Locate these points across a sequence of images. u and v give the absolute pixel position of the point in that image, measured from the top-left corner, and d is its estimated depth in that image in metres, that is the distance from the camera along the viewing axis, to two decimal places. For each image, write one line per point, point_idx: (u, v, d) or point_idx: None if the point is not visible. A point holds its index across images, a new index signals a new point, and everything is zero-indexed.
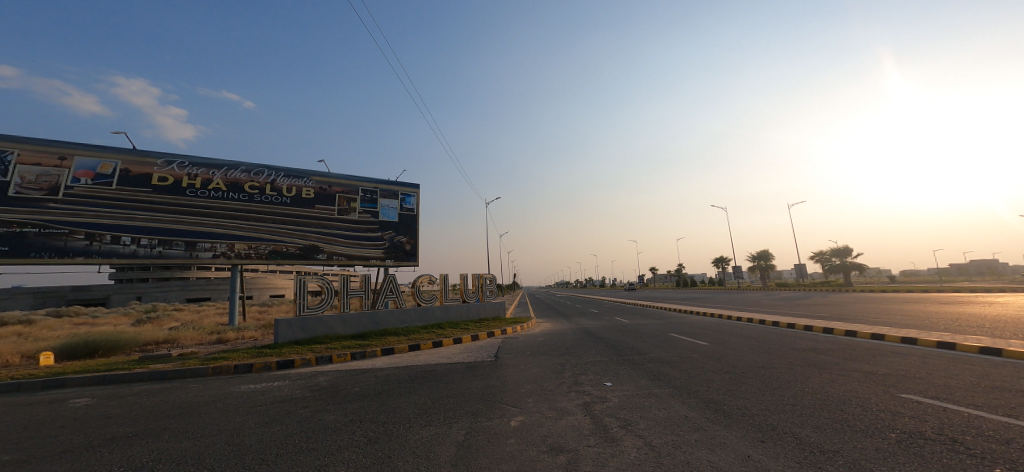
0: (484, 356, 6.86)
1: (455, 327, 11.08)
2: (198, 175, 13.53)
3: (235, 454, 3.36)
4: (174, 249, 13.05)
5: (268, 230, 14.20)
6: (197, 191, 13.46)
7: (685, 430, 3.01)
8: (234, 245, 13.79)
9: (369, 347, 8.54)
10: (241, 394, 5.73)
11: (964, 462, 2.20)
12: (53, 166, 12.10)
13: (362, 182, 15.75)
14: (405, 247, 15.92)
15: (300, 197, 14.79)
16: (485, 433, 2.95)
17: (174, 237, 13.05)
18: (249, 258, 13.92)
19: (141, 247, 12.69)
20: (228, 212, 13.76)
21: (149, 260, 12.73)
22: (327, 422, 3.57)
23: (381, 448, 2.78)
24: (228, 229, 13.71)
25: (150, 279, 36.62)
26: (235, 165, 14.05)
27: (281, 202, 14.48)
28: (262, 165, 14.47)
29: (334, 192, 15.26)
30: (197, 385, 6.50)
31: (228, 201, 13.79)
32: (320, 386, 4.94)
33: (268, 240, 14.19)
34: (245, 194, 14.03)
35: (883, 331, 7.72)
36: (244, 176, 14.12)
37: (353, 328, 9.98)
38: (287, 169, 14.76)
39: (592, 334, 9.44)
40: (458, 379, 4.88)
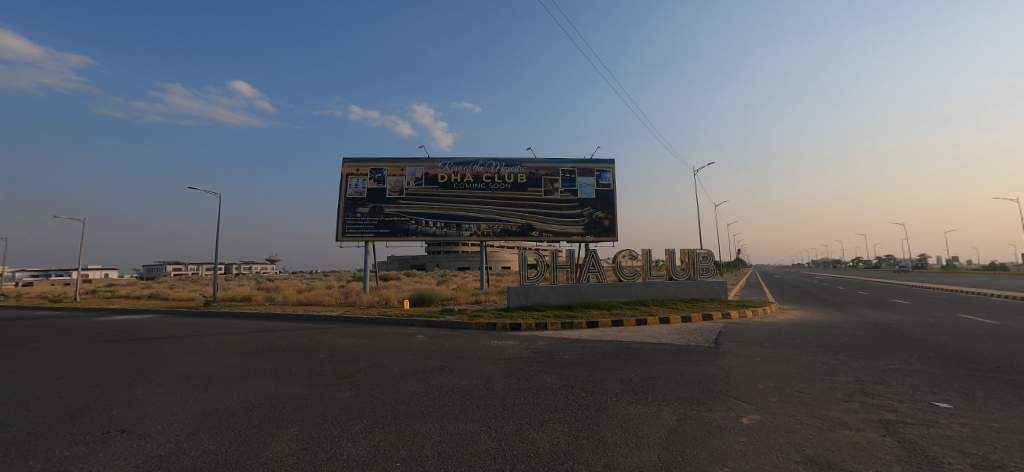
0: (697, 340, 6.31)
1: (665, 306, 10.55)
2: (456, 172, 16.99)
3: (483, 397, 4.15)
4: (451, 229, 16.75)
5: (498, 212, 16.64)
6: (460, 184, 16.94)
7: None
8: (479, 225, 16.71)
9: (576, 318, 9.10)
10: (488, 348, 7.04)
11: None
12: (399, 175, 17.24)
13: (561, 163, 16.58)
14: (603, 223, 16.11)
15: (514, 182, 16.71)
16: (706, 425, 2.72)
17: (452, 220, 16.78)
18: (488, 236, 16.62)
19: (440, 229, 16.77)
20: (473, 199, 16.79)
21: (439, 238, 16.67)
22: (546, 382, 4.01)
23: (592, 415, 2.94)
24: (473, 213, 16.74)
25: (439, 252, 49.21)
26: (476, 160, 17.01)
27: (503, 188, 16.71)
28: (491, 158, 17.01)
29: (540, 176, 16.56)
30: (468, 337, 8.34)
31: (472, 191, 16.86)
32: (538, 350, 5.59)
33: (497, 221, 16.62)
34: (483, 184, 16.84)
35: None
36: (481, 169, 16.93)
37: (562, 299, 10.78)
38: (507, 159, 16.89)
39: (855, 332, 7.43)
40: (670, 361, 4.68)
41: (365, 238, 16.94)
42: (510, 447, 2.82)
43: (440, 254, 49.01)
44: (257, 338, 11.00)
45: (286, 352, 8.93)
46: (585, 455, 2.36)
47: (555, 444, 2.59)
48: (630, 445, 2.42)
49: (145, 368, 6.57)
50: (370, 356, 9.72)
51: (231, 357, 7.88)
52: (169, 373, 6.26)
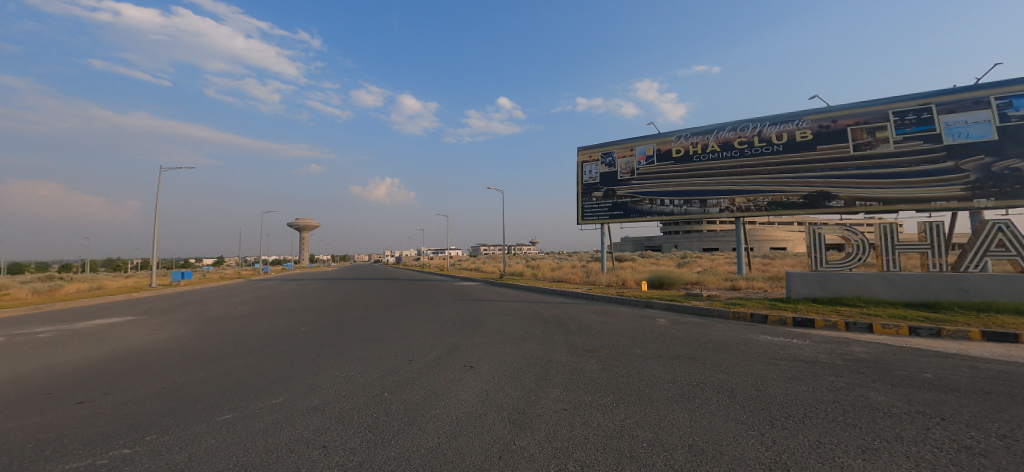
0: None
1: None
2: (698, 143, 17.03)
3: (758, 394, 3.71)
4: (694, 207, 16.95)
5: (765, 182, 15.48)
6: (701, 155, 16.87)
7: None
8: (735, 199, 16.05)
9: (921, 321, 6.95)
10: (761, 342, 6.26)
11: None
12: (630, 155, 19.26)
13: (888, 106, 13.27)
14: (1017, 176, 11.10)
15: (802, 140, 14.76)
16: None
17: (692, 197, 16.71)
18: (749, 210, 15.72)
19: (676, 207, 17.50)
20: (724, 169, 16.22)
21: (679, 216, 17.28)
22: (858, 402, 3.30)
23: (855, 434, 2.65)
24: (728, 185, 16.14)
25: (684, 232, 46.65)
26: (724, 126, 16.35)
27: (772, 151, 15.23)
28: (748, 121, 15.86)
29: (842, 127, 14.04)
30: (727, 329, 7.73)
31: (722, 160, 16.31)
32: (845, 359, 4.58)
33: (766, 192, 15.45)
34: (737, 150, 15.99)
35: None
36: (733, 134, 16.17)
37: (903, 294, 8.44)
38: (774, 117, 15.36)
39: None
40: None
41: (602, 220, 19.38)
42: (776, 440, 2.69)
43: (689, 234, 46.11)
44: (523, 317, 14.06)
45: (545, 332, 11.09)
46: None
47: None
48: None
49: (466, 338, 10.20)
50: (614, 335, 10.61)
51: (509, 334, 10.90)
52: (477, 344, 9.47)
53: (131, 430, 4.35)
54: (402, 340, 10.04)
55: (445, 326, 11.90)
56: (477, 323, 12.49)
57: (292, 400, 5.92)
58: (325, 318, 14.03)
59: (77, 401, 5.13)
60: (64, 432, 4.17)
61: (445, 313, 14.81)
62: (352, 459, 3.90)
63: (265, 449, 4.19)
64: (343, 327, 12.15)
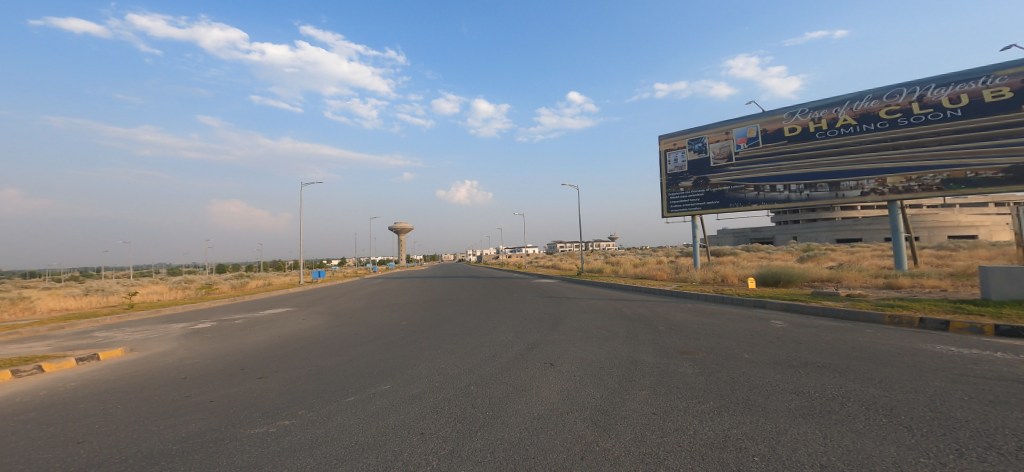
0: None
1: None
2: (825, 117, 15.57)
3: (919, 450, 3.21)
4: (819, 191, 15.59)
5: (935, 154, 13.49)
6: (828, 132, 15.51)
7: None
8: (894, 178, 14.28)
9: None
10: (936, 357, 4.95)
11: None
12: (724, 139, 19.22)
13: None
14: None
15: (994, 101, 12.60)
16: None
17: (818, 181, 15.56)
18: (915, 191, 13.86)
19: (793, 192, 16.38)
20: (873, 144, 14.64)
21: (803, 202, 16.16)
22: None
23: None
24: (882, 162, 14.47)
25: (804, 220, 42.59)
26: (860, 96, 14.85)
27: (943, 117, 13.27)
28: (899, 85, 14.12)
29: None
30: (876, 332, 6.26)
31: (864, 134, 14.69)
32: None
33: (934, 169, 13.56)
34: (885, 121, 14.22)
35: None
36: (880, 104, 14.44)
37: None
38: (937, 79, 13.47)
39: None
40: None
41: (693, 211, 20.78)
42: None
43: (806, 223, 41.69)
44: (608, 316, 13.64)
45: (629, 332, 10.79)
46: None
47: None
48: None
49: (546, 337, 10.12)
50: (709, 337, 10.08)
51: (593, 334, 10.60)
52: (559, 344, 9.35)
53: (287, 418, 4.54)
54: (483, 337, 10.04)
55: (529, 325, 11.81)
56: (561, 323, 12.23)
57: (397, 382, 6.31)
58: (427, 311, 14.66)
59: (258, 396, 5.64)
60: (255, 420, 4.57)
61: (529, 311, 14.53)
62: (446, 448, 3.70)
63: (387, 428, 4.25)
64: (436, 320, 12.67)
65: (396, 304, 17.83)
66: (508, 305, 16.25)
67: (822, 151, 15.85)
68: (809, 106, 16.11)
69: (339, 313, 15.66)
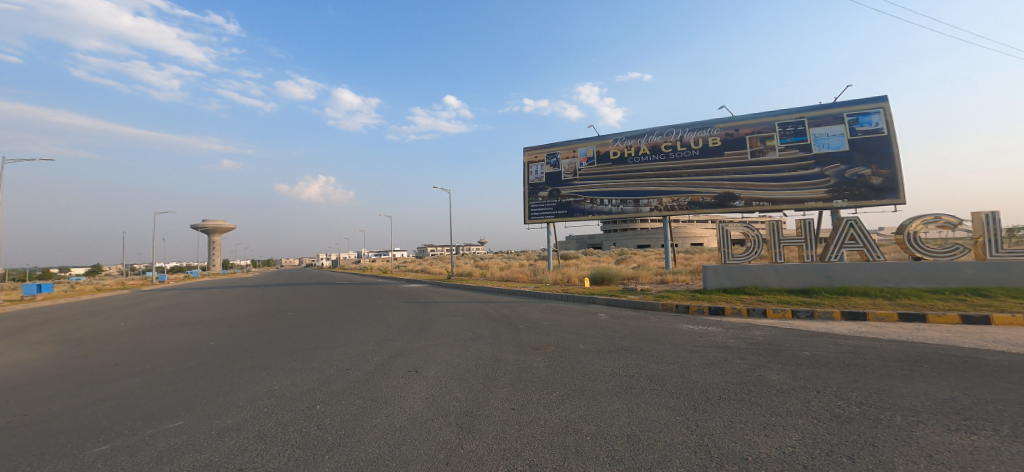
0: (1014, 348, 4.54)
1: (968, 295, 7.45)
2: (631, 145, 16.77)
3: (687, 386, 3.77)
4: (629, 206, 16.65)
5: (686, 183, 15.60)
6: (635, 158, 16.62)
7: (946, 409, 2.70)
8: (662, 200, 16.01)
9: (810, 306, 7.46)
10: (685, 332, 6.53)
11: None
12: (573, 156, 18.09)
13: (779, 116, 14.11)
14: (868, 182, 12.70)
15: (708, 148, 15.20)
16: (813, 413, 2.70)
17: (628, 197, 16.67)
18: (674, 210, 15.79)
19: (612, 206, 17.01)
20: (654, 172, 16.21)
21: (617, 216, 16.80)
22: (771, 380, 3.45)
23: (840, 430, 2.41)
24: (659, 186, 16.07)
25: (617, 231, 50.93)
26: (652, 130, 16.35)
27: (690, 155, 15.50)
28: (672, 125, 16.00)
29: (742, 135, 14.61)
30: (655, 317, 7.92)
31: (653, 162, 16.27)
32: (756, 341, 4.80)
33: (684, 193, 15.67)
34: (662, 154, 16.09)
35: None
36: (660, 139, 16.19)
37: (790, 282, 8.98)
38: (692, 123, 15.54)
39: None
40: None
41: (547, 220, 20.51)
42: (719, 445, 2.49)
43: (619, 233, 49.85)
44: (473, 318, 12.42)
45: (492, 334, 9.15)
46: None
47: (797, 457, 2.20)
48: (892, 452, 2.14)
49: (403, 342, 7.72)
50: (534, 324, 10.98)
51: (457, 337, 8.61)
52: (413, 350, 7.15)
53: None
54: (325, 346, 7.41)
55: (388, 332, 9.12)
56: (426, 328, 9.97)
57: (151, 392, 4.19)
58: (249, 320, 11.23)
59: None
60: None
61: (390, 317, 11.78)
62: None
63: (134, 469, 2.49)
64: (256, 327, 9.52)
65: (195, 310, 13.70)
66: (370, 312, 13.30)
67: (628, 174, 16.73)
68: (620, 134, 17.10)
69: (103, 320, 11.50)
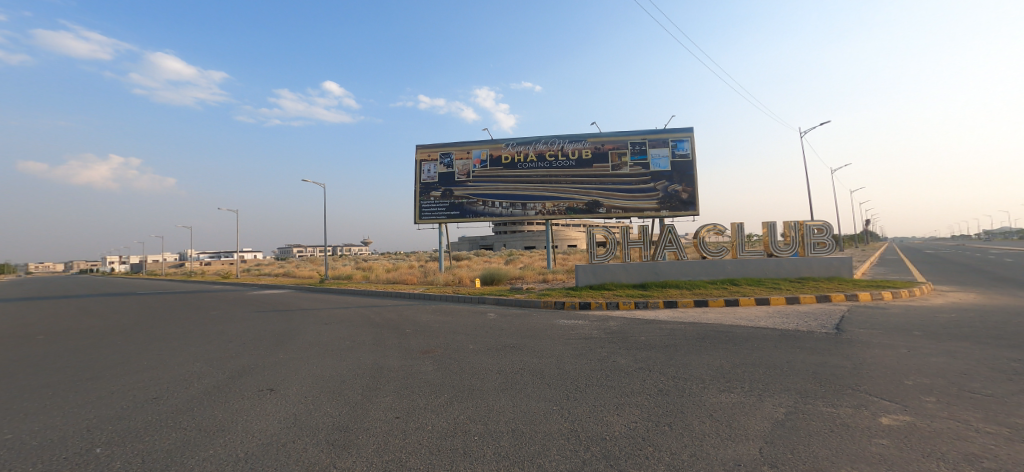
0: (795, 324, 5.89)
1: (749, 285, 9.79)
2: (520, 151, 17.55)
3: (555, 378, 4.11)
4: (517, 210, 17.36)
5: (563, 190, 16.94)
6: (526, 164, 17.42)
7: (740, 373, 3.45)
8: (545, 204, 17.09)
9: (651, 297, 8.78)
10: (559, 327, 7.09)
11: (854, 441, 2.28)
12: (466, 158, 18.23)
13: (629, 136, 16.30)
14: (681, 197, 15.65)
15: (579, 160, 16.81)
16: (651, 389, 3.19)
17: (517, 200, 17.40)
18: (555, 214, 16.94)
19: (503, 208, 17.55)
20: (538, 178, 17.22)
21: (508, 218, 17.37)
22: (621, 364, 3.96)
23: (676, 402, 2.89)
24: (542, 192, 17.13)
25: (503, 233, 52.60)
26: (539, 139, 17.36)
27: (568, 166, 16.92)
28: (554, 136, 17.24)
29: (606, 150, 16.49)
30: (538, 315, 8.40)
31: (537, 169, 17.30)
32: (612, 330, 5.46)
33: (561, 199, 16.97)
34: (545, 162, 17.20)
35: None
36: (545, 147, 17.27)
37: (634, 277, 10.51)
38: (570, 135, 17.00)
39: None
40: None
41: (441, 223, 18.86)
42: (582, 429, 2.80)
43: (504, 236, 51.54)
44: (354, 324, 11.56)
45: (372, 341, 8.70)
46: (668, 442, 2.39)
47: (638, 430, 2.59)
48: (705, 415, 2.65)
49: (269, 351, 6.86)
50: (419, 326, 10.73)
51: (332, 345, 7.98)
52: (281, 359, 6.41)
53: None
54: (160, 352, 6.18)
55: (245, 337, 7.99)
56: (295, 334, 8.98)
57: None
58: (46, 329, 8.74)
59: None
60: None
61: (250, 322, 10.33)
62: None
63: None
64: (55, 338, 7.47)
65: None
66: (224, 316, 11.46)
67: (517, 180, 17.49)
68: (513, 140, 17.81)
69: None
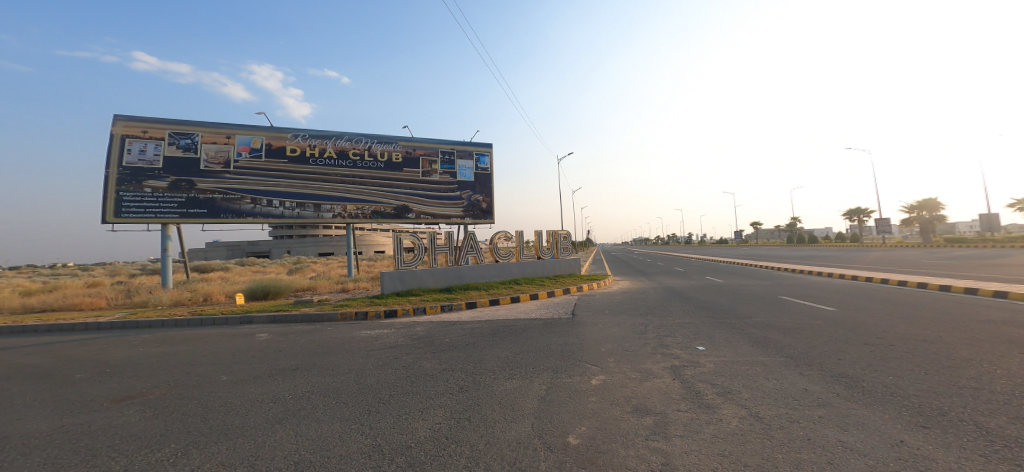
0: (565, 312, 7.17)
1: (533, 283, 11.42)
2: (315, 145, 15.61)
3: (356, 393, 3.86)
4: (307, 211, 15.47)
5: (369, 193, 16.12)
6: (318, 159, 15.60)
7: (524, 360, 3.97)
8: (346, 207, 15.93)
9: (454, 299, 9.21)
10: (361, 339, 6.68)
11: (603, 402, 2.92)
12: (226, 143, 14.80)
13: (439, 144, 16.87)
14: (481, 206, 17.07)
15: (390, 162, 16.39)
16: (453, 388, 3.35)
17: (307, 200, 15.44)
18: (358, 217, 16.00)
19: (286, 208, 15.25)
20: (339, 178, 15.82)
21: (292, 220, 15.27)
22: (426, 369, 4.02)
23: (473, 397, 3.10)
24: (343, 193, 15.85)
25: (292, 237, 46.19)
26: (341, 135, 15.97)
27: (376, 167, 16.22)
28: (360, 134, 16.24)
29: (418, 155, 16.61)
30: (332, 329, 7.66)
31: (338, 168, 15.84)
32: (417, 336, 5.49)
33: (367, 202, 16.10)
34: (349, 160, 16.01)
35: (1010, 291, 7.91)
36: (348, 144, 16.04)
37: (440, 282, 10.81)
38: (379, 136, 16.40)
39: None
40: (694, 353, 4.14)
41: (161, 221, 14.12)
42: (387, 441, 2.72)
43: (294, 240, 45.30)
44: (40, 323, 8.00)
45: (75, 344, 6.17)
46: (468, 436, 2.55)
47: (440, 431, 2.68)
48: (499, 403, 2.95)
49: None
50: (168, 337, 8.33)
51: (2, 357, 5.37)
52: None
53: None
54: None
55: None
56: None
57: None
58: None
59: None
60: None
61: None
62: None
63: None
64: None
65: None
66: None
67: (306, 175, 15.47)
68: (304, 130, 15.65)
69: None
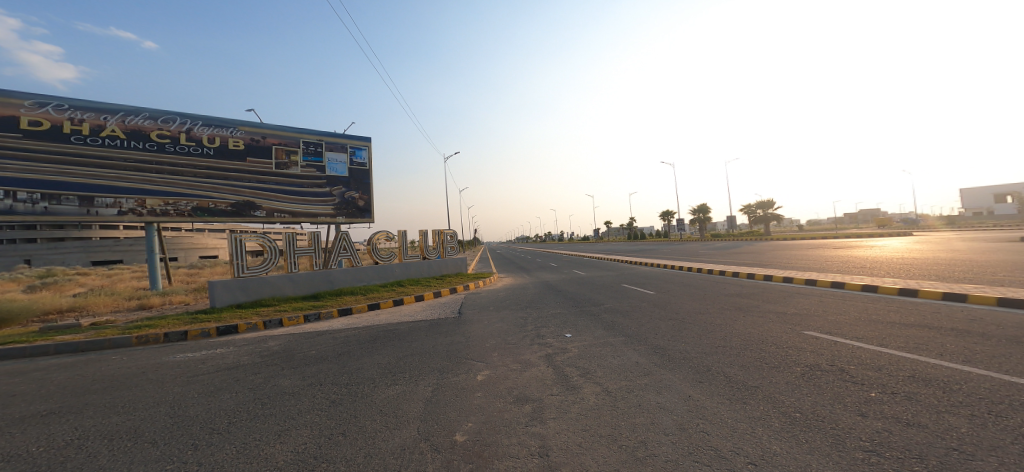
0: (440, 313, 7.04)
1: (415, 284, 11.01)
2: (85, 120, 12.01)
3: (183, 425, 3.14)
4: (63, 204, 11.84)
5: (191, 185, 13.16)
6: (84, 137, 11.98)
7: (402, 365, 3.77)
8: (144, 201, 12.68)
9: (323, 307, 8.22)
10: (179, 364, 5.40)
11: (486, 395, 2.98)
12: None
13: (300, 133, 14.74)
14: (358, 204, 15.41)
15: (229, 149, 13.70)
16: (321, 404, 2.99)
17: (64, 192, 11.82)
18: (165, 215, 12.92)
19: (19, 202, 11.37)
20: (132, 165, 12.48)
21: (34, 218, 11.50)
22: (284, 387, 3.50)
23: (347, 409, 2.83)
24: (142, 183, 12.58)
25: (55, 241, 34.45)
26: (135, 110, 12.57)
27: (201, 153, 13.33)
28: (171, 112, 13.05)
29: (268, 144, 14.25)
30: (119, 357, 5.95)
31: (131, 151, 12.46)
32: (271, 352, 4.74)
33: (188, 196, 13.18)
34: (152, 143, 12.72)
35: (769, 271, 10.71)
36: (148, 123, 12.73)
37: (302, 288, 9.56)
38: (206, 117, 13.46)
39: (879, 281, 7.58)
40: (564, 340, 4.53)
41: None
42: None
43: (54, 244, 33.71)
44: None
45: None
46: (343, 451, 2.32)
47: (307, 451, 2.37)
48: (377, 411, 2.75)
49: None
50: None
51: None
52: None
53: None
54: None
55: None
56: None
57: None
58: None
59: None
60: None
61: None
62: None
63: None
64: None
65: None
66: None
67: (67, 159, 11.81)
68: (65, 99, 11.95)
69: None
